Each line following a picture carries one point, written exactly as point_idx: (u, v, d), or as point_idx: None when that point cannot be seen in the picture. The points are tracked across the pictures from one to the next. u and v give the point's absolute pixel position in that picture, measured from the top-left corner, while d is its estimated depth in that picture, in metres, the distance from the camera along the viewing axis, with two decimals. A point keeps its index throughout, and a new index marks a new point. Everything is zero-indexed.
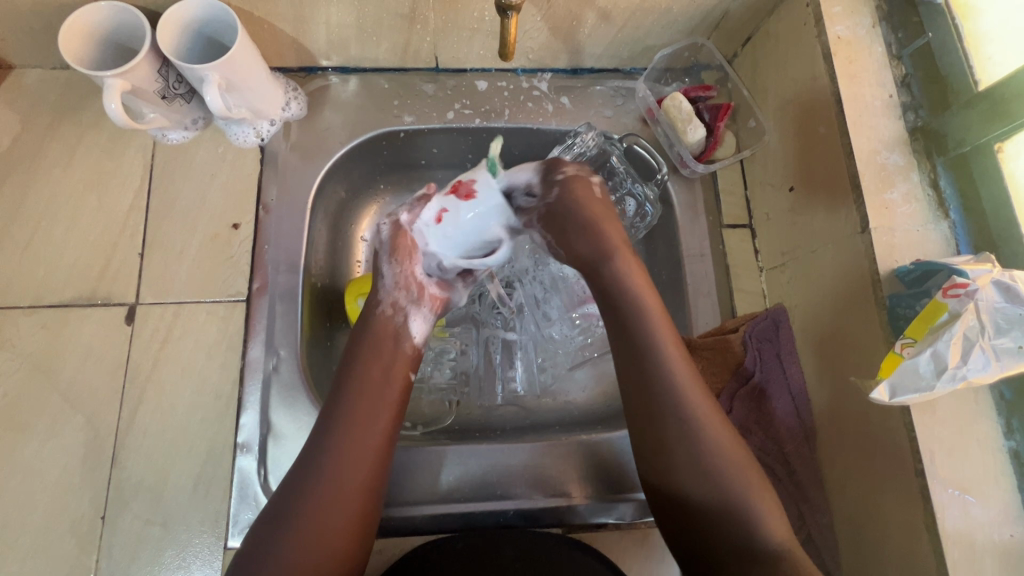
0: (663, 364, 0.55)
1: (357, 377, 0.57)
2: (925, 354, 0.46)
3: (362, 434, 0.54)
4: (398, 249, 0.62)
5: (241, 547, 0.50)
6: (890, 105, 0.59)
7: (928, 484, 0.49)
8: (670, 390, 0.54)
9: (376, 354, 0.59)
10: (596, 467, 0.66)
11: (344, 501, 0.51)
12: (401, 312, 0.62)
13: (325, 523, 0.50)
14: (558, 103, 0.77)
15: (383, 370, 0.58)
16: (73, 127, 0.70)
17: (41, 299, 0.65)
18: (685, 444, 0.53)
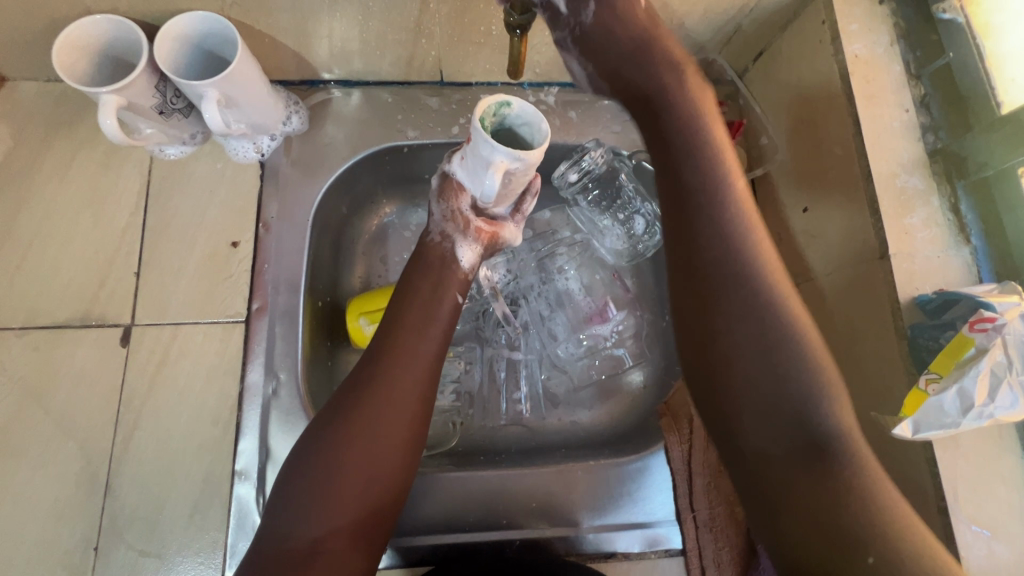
0: (742, 249, 0.48)
1: (404, 322, 0.59)
2: (951, 391, 0.45)
3: (418, 342, 0.58)
4: (447, 188, 0.63)
5: (299, 443, 0.53)
6: (909, 127, 0.57)
7: (952, 522, 0.47)
8: (736, 251, 0.48)
9: (422, 302, 0.60)
10: (607, 489, 0.65)
11: (384, 435, 0.53)
12: (449, 240, 0.64)
13: (374, 440, 0.52)
14: (565, 117, 0.75)
15: (428, 318, 0.59)
16: (68, 142, 0.68)
17: (34, 319, 0.63)
18: (749, 304, 0.47)
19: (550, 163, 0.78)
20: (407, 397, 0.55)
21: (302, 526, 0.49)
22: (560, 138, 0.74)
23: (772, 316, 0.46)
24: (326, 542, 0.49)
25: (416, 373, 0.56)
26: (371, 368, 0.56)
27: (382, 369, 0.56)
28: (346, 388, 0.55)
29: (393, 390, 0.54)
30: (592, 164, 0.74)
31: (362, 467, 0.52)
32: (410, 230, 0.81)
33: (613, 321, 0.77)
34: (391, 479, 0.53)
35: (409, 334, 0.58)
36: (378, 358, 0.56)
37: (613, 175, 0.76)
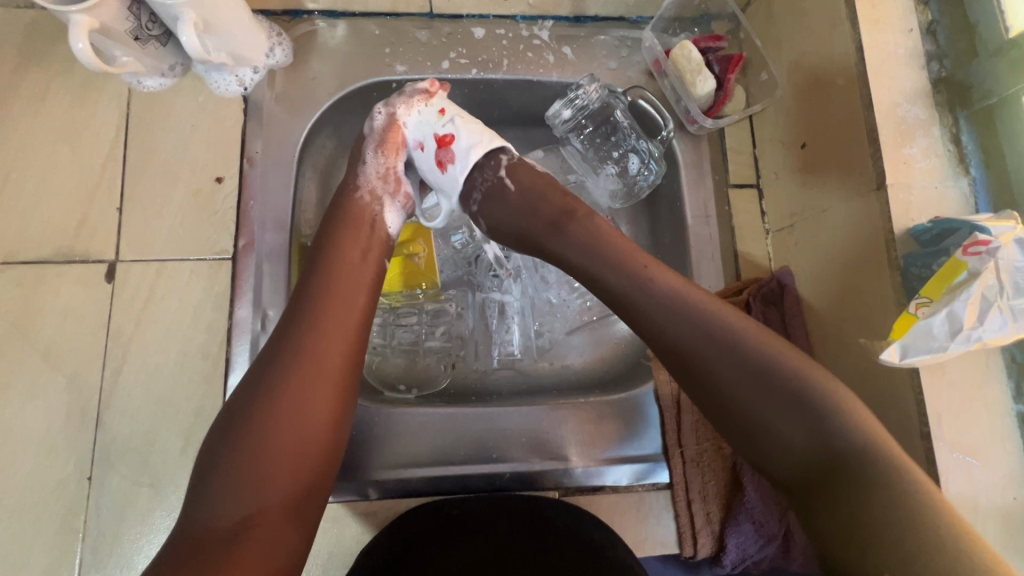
0: (687, 304, 0.50)
1: (323, 292, 0.54)
2: (940, 315, 0.45)
3: (341, 309, 0.53)
4: (387, 145, 0.64)
5: (216, 424, 0.48)
6: (914, 55, 0.55)
7: (934, 446, 0.48)
8: (691, 318, 0.50)
9: (343, 271, 0.56)
10: (589, 432, 0.65)
11: (309, 404, 0.49)
12: (378, 202, 0.62)
13: (300, 413, 0.48)
14: (560, 53, 0.73)
15: (352, 286, 0.55)
16: (42, 72, 0.66)
17: (15, 254, 0.62)
18: (730, 363, 0.48)
19: (544, 102, 0.75)
20: (330, 368, 0.51)
21: (227, 503, 0.44)
22: (555, 75, 0.72)
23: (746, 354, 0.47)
24: (250, 521, 0.44)
25: (340, 342, 0.52)
26: (291, 340, 0.51)
27: (300, 341, 0.51)
28: (263, 361, 0.50)
29: (318, 361, 0.50)
30: (586, 101, 0.71)
31: (285, 444, 0.47)
32: None
33: None
34: (319, 454, 0.49)
35: (329, 304, 0.53)
36: (296, 329, 0.51)
37: (607, 112, 0.73)
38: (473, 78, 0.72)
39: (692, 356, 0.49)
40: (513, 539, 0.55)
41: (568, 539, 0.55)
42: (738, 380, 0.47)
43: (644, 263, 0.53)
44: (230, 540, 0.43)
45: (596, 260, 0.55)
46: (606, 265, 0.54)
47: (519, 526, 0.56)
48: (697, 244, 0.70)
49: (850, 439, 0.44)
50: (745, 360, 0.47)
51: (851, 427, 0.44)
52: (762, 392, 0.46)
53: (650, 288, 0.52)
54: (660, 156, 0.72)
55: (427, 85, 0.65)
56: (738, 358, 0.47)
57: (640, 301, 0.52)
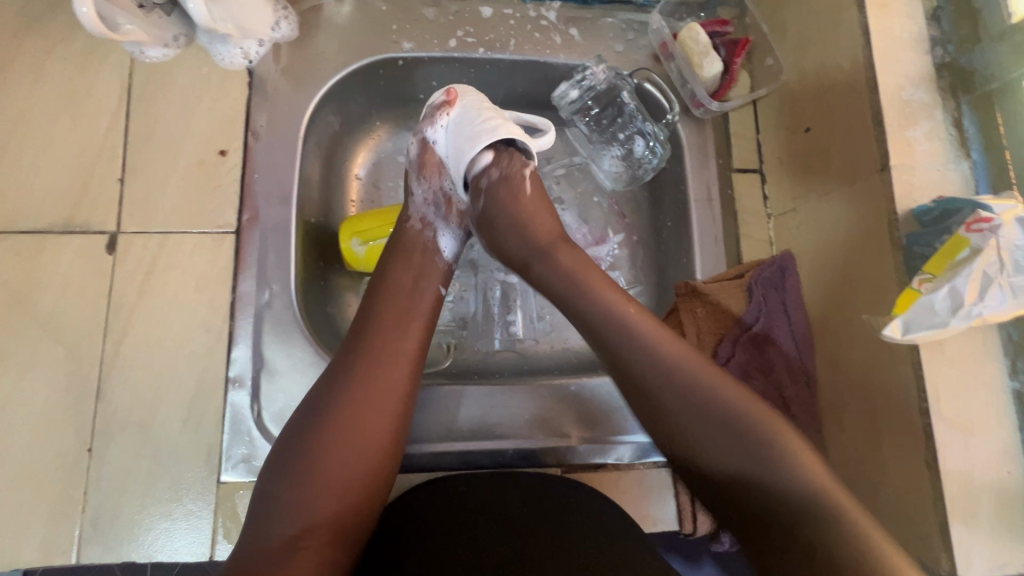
0: (645, 339, 0.50)
1: (380, 316, 0.54)
2: (942, 290, 0.46)
3: (397, 335, 0.53)
4: (426, 167, 0.62)
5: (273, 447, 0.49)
6: (919, 40, 0.56)
7: (932, 422, 0.49)
8: (640, 351, 0.50)
9: (399, 294, 0.56)
10: (589, 414, 0.65)
11: (363, 432, 0.48)
12: (430, 228, 0.62)
13: (355, 440, 0.48)
14: (567, 34, 0.73)
15: (407, 310, 0.55)
16: (41, 39, 0.65)
17: (14, 224, 0.61)
18: (674, 393, 0.48)
19: (550, 83, 0.75)
20: (384, 393, 0.50)
21: (279, 522, 0.45)
22: (562, 56, 0.72)
23: (694, 384, 0.48)
24: (302, 539, 0.44)
25: (396, 370, 0.52)
26: (347, 363, 0.51)
27: (356, 365, 0.51)
28: (321, 387, 0.50)
29: (371, 385, 0.50)
30: (593, 81, 0.73)
31: (339, 465, 0.47)
32: (402, 155, 0.79)
33: (609, 244, 0.77)
34: (371, 475, 0.48)
35: (384, 329, 0.53)
36: (353, 352, 0.52)
37: (614, 94, 0.73)
38: (480, 58, 0.72)
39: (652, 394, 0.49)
40: (524, 513, 0.54)
41: (582, 517, 0.54)
42: (688, 417, 0.48)
43: (623, 304, 0.52)
44: (282, 555, 0.44)
45: (578, 285, 0.53)
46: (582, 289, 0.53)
47: (530, 501, 0.55)
48: (700, 227, 0.70)
49: (801, 489, 0.44)
50: (687, 393, 0.48)
51: (798, 473, 0.45)
52: (713, 433, 0.47)
53: (621, 320, 0.51)
54: (665, 139, 0.73)
55: (445, 96, 0.63)
56: (687, 398, 0.48)
57: (607, 332, 0.51)
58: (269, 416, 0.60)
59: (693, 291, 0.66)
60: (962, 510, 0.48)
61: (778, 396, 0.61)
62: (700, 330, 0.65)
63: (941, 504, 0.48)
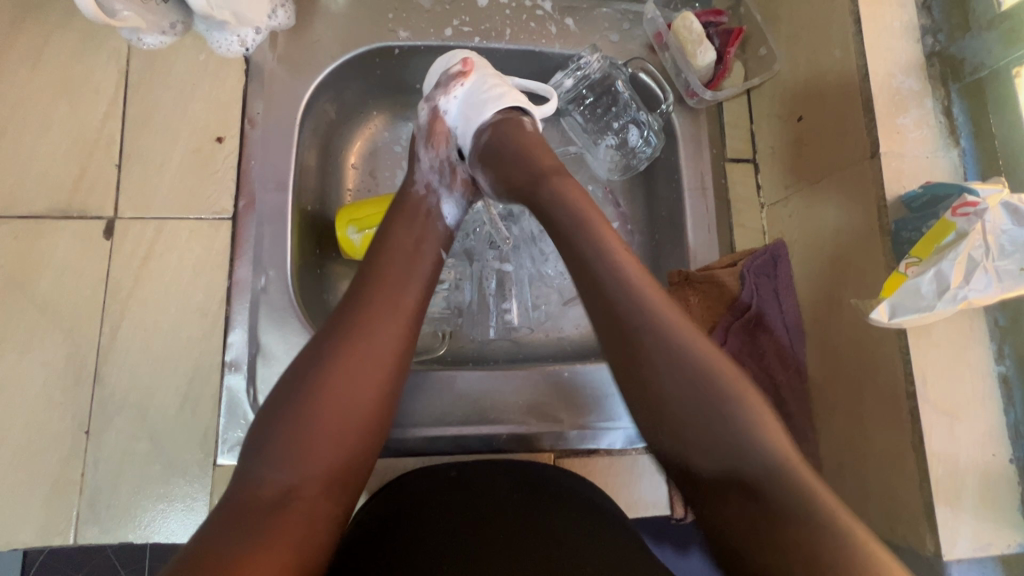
0: (633, 294, 0.47)
1: (381, 277, 0.54)
2: (929, 274, 0.46)
3: (396, 294, 0.54)
4: (433, 138, 0.63)
5: (269, 398, 0.49)
6: (909, 29, 0.57)
7: (919, 405, 0.50)
8: (630, 299, 0.47)
9: (399, 258, 0.56)
10: (576, 398, 0.66)
11: (357, 385, 0.49)
12: (434, 194, 0.62)
13: (348, 393, 0.48)
14: (562, 24, 0.73)
15: (408, 274, 0.55)
16: (39, 26, 0.65)
17: (11, 209, 0.61)
18: (660, 353, 0.45)
19: (545, 73, 0.76)
20: (382, 353, 0.51)
21: (271, 472, 0.45)
22: (557, 46, 0.72)
23: (679, 347, 0.45)
24: (293, 494, 0.45)
25: (392, 327, 0.52)
26: (348, 322, 0.51)
27: (355, 325, 0.51)
28: (317, 341, 0.51)
29: (369, 345, 0.50)
30: (588, 69, 0.73)
31: (333, 423, 0.47)
32: (399, 145, 0.80)
33: None
34: (364, 433, 0.49)
35: (384, 290, 0.53)
36: (351, 312, 0.52)
37: (609, 82, 0.74)
38: (475, 46, 0.72)
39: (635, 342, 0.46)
40: (516, 499, 0.54)
41: (571, 503, 0.55)
42: (671, 389, 0.45)
43: (611, 250, 0.50)
44: (273, 510, 0.44)
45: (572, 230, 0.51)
46: (579, 242, 0.50)
47: (520, 486, 0.55)
48: (694, 216, 0.71)
49: (761, 457, 0.41)
50: (668, 357, 0.45)
51: (764, 451, 0.42)
52: (695, 405, 0.44)
53: (615, 271, 0.48)
54: (659, 130, 0.73)
55: (461, 67, 0.63)
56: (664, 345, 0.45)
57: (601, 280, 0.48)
58: (264, 400, 0.60)
59: (685, 279, 0.66)
60: (947, 491, 0.49)
61: (768, 382, 0.62)
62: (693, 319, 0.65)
63: (927, 485, 0.49)
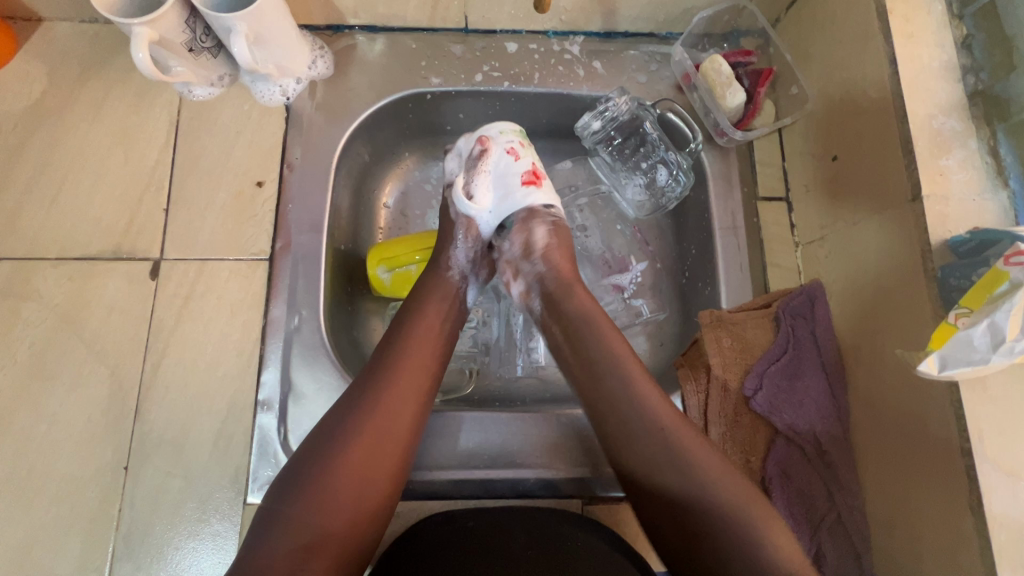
0: (625, 374, 0.55)
1: (404, 349, 0.57)
2: (982, 325, 0.44)
3: (414, 368, 0.56)
4: (472, 229, 0.65)
5: (292, 459, 0.52)
6: (950, 68, 0.55)
7: (976, 463, 0.46)
8: (616, 376, 0.55)
9: (423, 331, 0.59)
10: (607, 447, 0.64)
11: (374, 455, 0.52)
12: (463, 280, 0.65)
13: (365, 463, 0.51)
14: (590, 67, 0.74)
15: (427, 346, 0.58)
16: (101, 81, 0.70)
17: (68, 251, 0.65)
18: (644, 423, 0.53)
19: (574, 114, 0.77)
20: (400, 427, 0.54)
21: (285, 536, 0.47)
22: (585, 88, 0.74)
23: (668, 426, 0.53)
24: (309, 556, 0.47)
25: (411, 400, 0.55)
26: (372, 395, 0.54)
27: (377, 397, 0.54)
28: (344, 408, 0.54)
29: (389, 418, 0.53)
30: (616, 112, 0.73)
31: (350, 491, 0.50)
32: (430, 184, 0.82)
33: (632, 272, 0.77)
34: (378, 504, 0.52)
35: (406, 364, 0.56)
36: (375, 383, 0.55)
37: (636, 124, 0.74)
38: (505, 91, 0.74)
39: (626, 435, 0.53)
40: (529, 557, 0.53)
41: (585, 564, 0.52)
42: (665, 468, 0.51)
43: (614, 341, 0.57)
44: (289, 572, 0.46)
45: (573, 326, 0.58)
46: (583, 332, 0.58)
47: (535, 544, 0.53)
48: (725, 256, 0.69)
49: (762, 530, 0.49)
50: (661, 428, 0.53)
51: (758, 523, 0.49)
52: (675, 469, 0.51)
53: (614, 360, 0.56)
54: (688, 168, 0.72)
55: (480, 148, 0.65)
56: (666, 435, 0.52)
57: (598, 364, 0.56)
58: (295, 441, 0.61)
59: (718, 320, 0.65)
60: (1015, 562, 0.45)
61: (808, 432, 0.59)
62: (724, 362, 0.63)
63: (989, 552, 0.45)
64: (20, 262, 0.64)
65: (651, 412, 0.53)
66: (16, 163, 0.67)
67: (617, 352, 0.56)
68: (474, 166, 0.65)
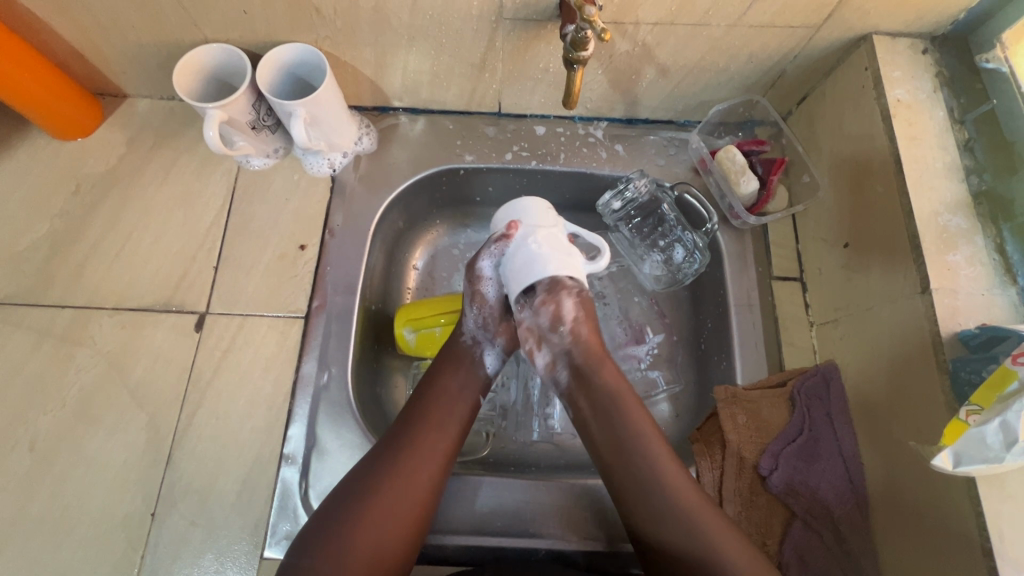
0: (642, 448, 0.57)
1: (426, 419, 0.60)
2: (993, 424, 0.45)
3: (440, 429, 0.60)
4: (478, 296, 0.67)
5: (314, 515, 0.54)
6: (952, 169, 0.59)
7: (998, 564, 0.46)
8: (635, 450, 0.57)
9: (445, 395, 0.62)
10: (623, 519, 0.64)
11: (395, 509, 0.54)
12: (479, 347, 0.67)
13: (387, 519, 0.53)
14: (612, 150, 0.80)
15: (452, 411, 0.62)
16: (171, 150, 0.79)
17: (124, 301, 0.71)
18: (656, 492, 0.55)
19: (595, 191, 0.82)
20: (421, 481, 0.56)
21: None
22: (607, 169, 0.79)
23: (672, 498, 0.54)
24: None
25: (435, 459, 0.58)
26: (392, 462, 0.57)
27: (398, 462, 0.56)
28: (371, 463, 0.57)
29: (409, 483, 0.55)
30: (635, 193, 0.79)
31: (367, 551, 0.52)
32: (457, 250, 0.87)
33: (648, 343, 0.80)
34: (391, 562, 0.53)
35: (428, 434, 0.59)
36: (406, 438, 0.58)
37: (655, 205, 0.80)
38: (532, 169, 0.80)
39: (636, 499, 0.56)
40: None
41: None
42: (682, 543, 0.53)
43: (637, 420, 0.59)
44: None
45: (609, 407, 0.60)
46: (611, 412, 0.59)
47: None
48: (740, 332, 0.71)
49: None
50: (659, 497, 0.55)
51: None
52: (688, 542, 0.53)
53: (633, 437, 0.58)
54: (704, 247, 0.77)
55: (507, 230, 0.64)
56: (687, 514, 0.54)
57: (628, 441, 0.58)
58: (315, 496, 0.63)
59: (733, 397, 0.65)
60: None
61: (826, 517, 0.58)
62: (740, 440, 0.63)
63: None
64: (80, 311, 0.70)
65: (668, 485, 0.55)
66: (88, 220, 0.74)
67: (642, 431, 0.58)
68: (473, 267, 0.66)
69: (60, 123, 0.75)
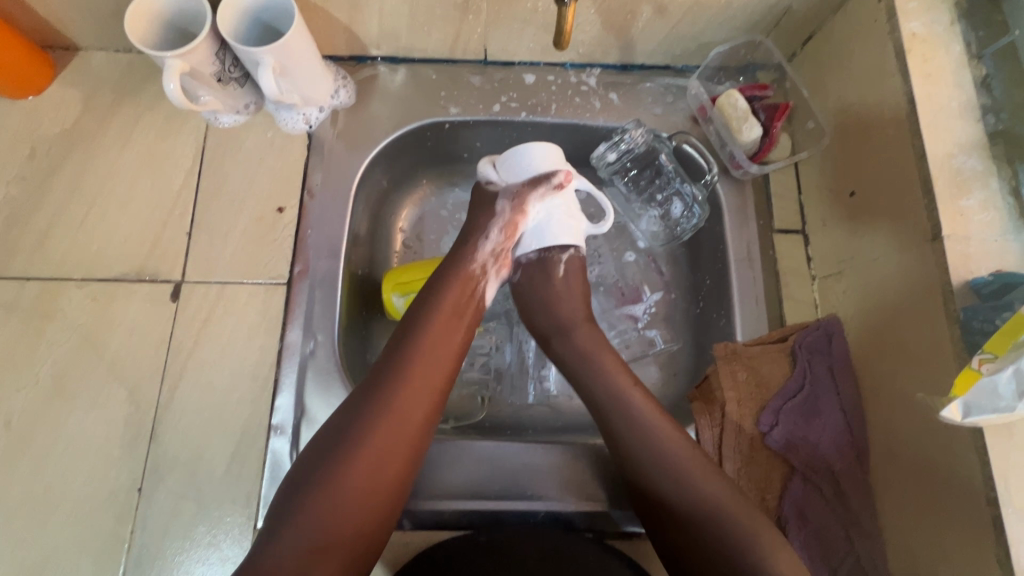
0: (633, 404, 0.58)
1: (416, 346, 0.57)
2: (1007, 371, 0.44)
3: (429, 367, 0.57)
4: (511, 227, 0.66)
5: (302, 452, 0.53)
6: (968, 107, 0.56)
7: (1003, 513, 0.45)
8: (626, 409, 0.58)
9: (436, 326, 0.59)
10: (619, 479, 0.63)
11: (383, 450, 0.52)
12: (485, 274, 0.65)
13: (373, 462, 0.52)
14: (606, 99, 0.75)
15: (441, 345, 0.58)
16: (132, 108, 0.73)
17: (93, 272, 0.67)
18: (641, 443, 0.56)
19: (588, 144, 0.78)
20: (411, 419, 0.54)
21: (295, 534, 0.48)
22: (601, 119, 0.74)
23: (660, 447, 0.55)
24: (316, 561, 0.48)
25: (425, 395, 0.56)
26: (383, 388, 0.55)
27: (388, 396, 0.54)
28: (357, 400, 0.54)
29: (401, 413, 0.54)
30: (631, 144, 0.75)
31: (356, 492, 0.50)
32: (444, 211, 0.83)
33: (646, 301, 0.78)
34: (384, 502, 0.52)
35: (420, 359, 0.57)
36: (391, 373, 0.56)
37: (652, 156, 0.76)
38: (522, 120, 0.75)
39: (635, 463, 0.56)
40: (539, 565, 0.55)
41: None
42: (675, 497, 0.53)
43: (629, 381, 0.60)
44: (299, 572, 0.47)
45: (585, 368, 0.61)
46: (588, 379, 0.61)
47: (546, 556, 0.56)
48: (740, 288, 0.69)
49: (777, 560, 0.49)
50: (650, 448, 0.55)
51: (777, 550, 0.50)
52: (680, 498, 0.53)
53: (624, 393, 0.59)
54: (704, 200, 0.73)
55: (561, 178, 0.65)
56: (656, 460, 0.55)
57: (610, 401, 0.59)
58: None
59: (733, 353, 0.63)
60: None
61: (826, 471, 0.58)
62: (739, 397, 0.62)
63: None
64: (46, 282, 0.66)
65: (655, 436, 0.56)
66: (47, 186, 0.69)
67: (629, 395, 0.58)
68: (523, 199, 0.65)
69: (6, 79, 0.69)
